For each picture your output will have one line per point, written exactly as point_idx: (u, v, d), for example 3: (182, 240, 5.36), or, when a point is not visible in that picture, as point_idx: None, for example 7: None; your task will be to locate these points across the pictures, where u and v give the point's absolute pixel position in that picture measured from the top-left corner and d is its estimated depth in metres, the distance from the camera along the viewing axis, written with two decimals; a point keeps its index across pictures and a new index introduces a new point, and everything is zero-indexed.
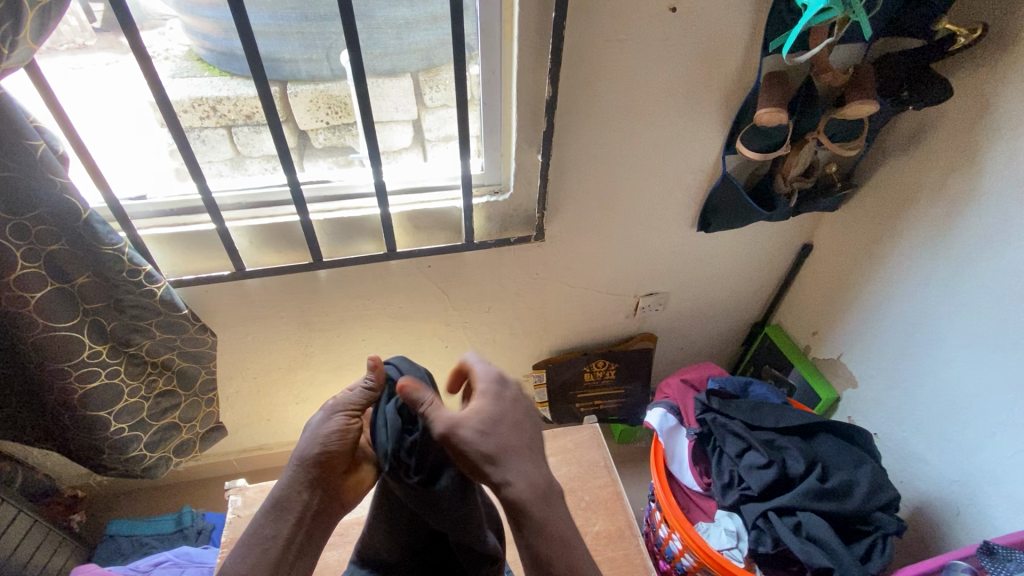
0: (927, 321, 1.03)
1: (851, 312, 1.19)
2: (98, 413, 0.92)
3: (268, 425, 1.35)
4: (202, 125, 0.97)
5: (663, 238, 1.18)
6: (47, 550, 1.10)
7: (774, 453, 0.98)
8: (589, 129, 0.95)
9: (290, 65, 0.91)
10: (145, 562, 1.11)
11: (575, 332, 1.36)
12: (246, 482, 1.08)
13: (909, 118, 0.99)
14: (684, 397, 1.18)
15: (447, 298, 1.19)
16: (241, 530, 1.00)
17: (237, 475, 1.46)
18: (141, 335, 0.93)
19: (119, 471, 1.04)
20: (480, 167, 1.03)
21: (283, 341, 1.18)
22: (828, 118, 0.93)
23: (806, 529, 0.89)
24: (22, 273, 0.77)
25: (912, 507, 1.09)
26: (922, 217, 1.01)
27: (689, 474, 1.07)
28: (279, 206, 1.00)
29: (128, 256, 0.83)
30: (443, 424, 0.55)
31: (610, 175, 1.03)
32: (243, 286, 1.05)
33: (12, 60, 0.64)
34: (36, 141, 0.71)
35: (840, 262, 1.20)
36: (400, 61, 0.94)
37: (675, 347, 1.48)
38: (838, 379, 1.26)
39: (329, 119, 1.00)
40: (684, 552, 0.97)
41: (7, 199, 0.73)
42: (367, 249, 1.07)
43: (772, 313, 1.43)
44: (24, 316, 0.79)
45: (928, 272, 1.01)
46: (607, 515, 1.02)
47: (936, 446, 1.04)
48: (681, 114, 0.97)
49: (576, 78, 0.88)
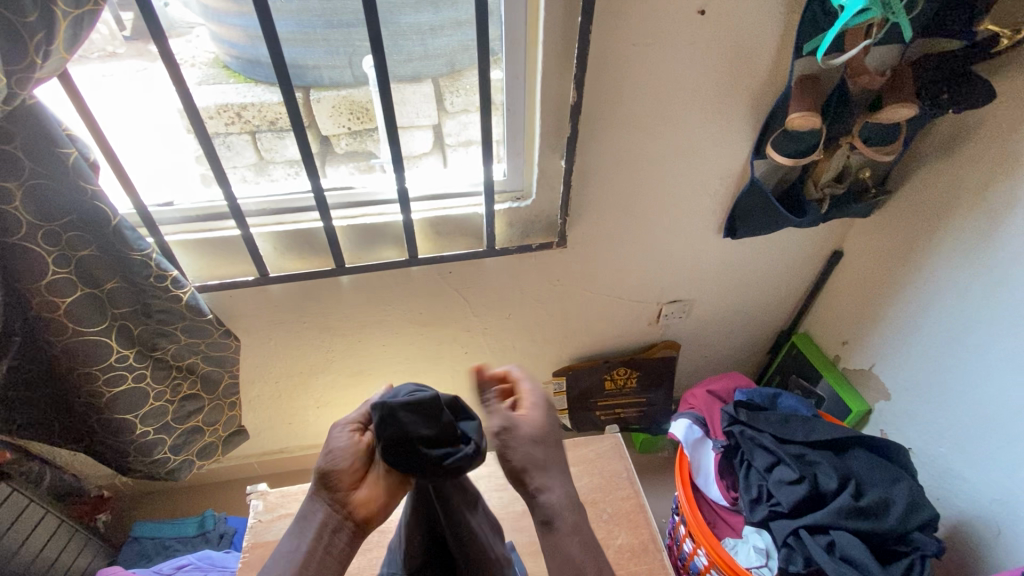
0: (969, 333, 0.98)
1: (884, 322, 1.15)
2: (124, 416, 0.93)
3: (289, 429, 1.36)
4: (227, 132, 0.98)
5: (688, 244, 1.16)
6: (74, 551, 1.12)
7: (805, 468, 0.95)
8: (613, 134, 0.94)
9: (313, 71, 0.92)
10: (168, 565, 1.11)
11: (596, 339, 1.34)
12: (268, 486, 1.08)
13: (949, 120, 0.96)
14: (710, 408, 1.16)
15: (467, 303, 1.18)
16: (263, 535, 1.00)
17: (258, 478, 1.47)
18: (167, 339, 0.93)
19: (144, 474, 1.05)
20: (503, 173, 1.02)
21: (304, 345, 1.18)
22: (863, 122, 0.91)
23: (839, 548, 0.85)
24: (53, 279, 0.78)
25: (950, 526, 1.05)
26: (962, 224, 0.97)
27: (715, 488, 1.04)
28: (303, 212, 1.01)
29: (155, 261, 0.84)
30: (501, 420, 0.62)
31: (634, 181, 1.01)
32: (266, 292, 1.06)
33: (46, 70, 0.65)
34: (68, 149, 0.73)
35: (874, 270, 1.16)
36: (423, 67, 0.94)
37: (698, 356, 1.45)
38: (870, 390, 1.22)
39: (351, 124, 1.01)
40: (708, 567, 0.95)
41: (40, 205, 0.74)
42: (389, 254, 1.07)
43: (799, 322, 1.39)
44: (55, 320, 0.81)
45: (968, 283, 0.97)
46: (629, 528, 0.99)
47: (976, 463, 1.00)
48: (708, 118, 0.95)
49: (602, 83, 0.87)
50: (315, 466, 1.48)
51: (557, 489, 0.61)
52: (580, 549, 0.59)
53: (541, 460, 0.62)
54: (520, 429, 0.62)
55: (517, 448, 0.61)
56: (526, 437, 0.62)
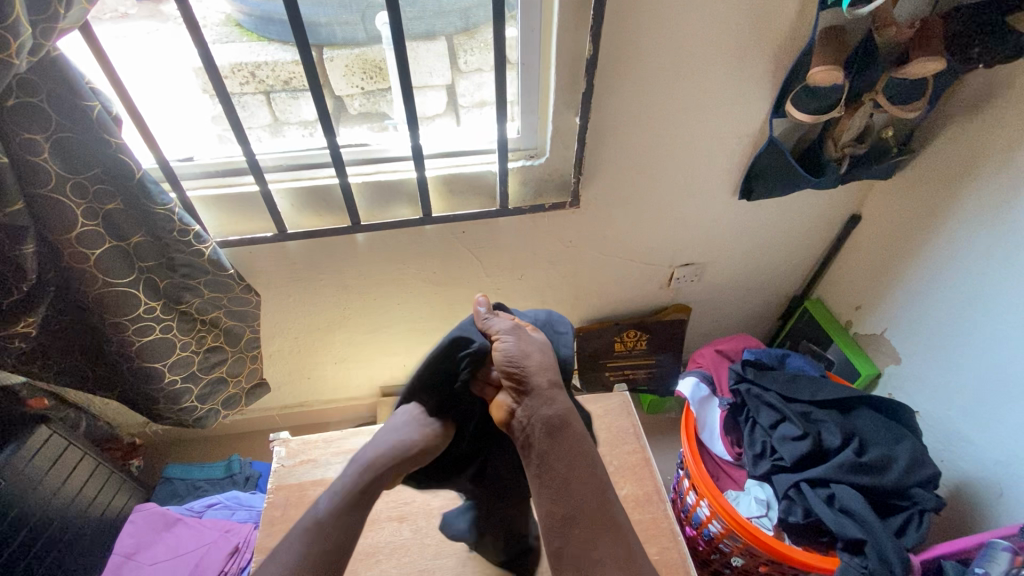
0: (984, 297, 0.98)
1: (900, 287, 1.15)
2: (153, 364, 0.97)
3: (309, 383, 1.41)
4: (242, 91, 0.98)
5: (703, 206, 1.15)
6: (111, 491, 1.19)
7: (810, 425, 0.97)
8: (628, 90, 0.92)
9: (326, 29, 0.92)
10: (199, 504, 1.19)
11: (608, 301, 1.35)
12: (290, 434, 1.12)
13: (977, 77, 0.92)
14: (718, 367, 1.17)
15: (480, 264, 1.20)
16: (286, 478, 1.05)
17: (280, 429, 1.53)
18: (191, 292, 0.97)
19: (173, 420, 1.11)
20: (517, 131, 1.02)
21: (321, 303, 1.22)
22: (888, 78, 0.89)
23: (839, 501, 0.88)
24: (83, 230, 0.81)
25: (951, 487, 1.07)
26: (985, 185, 0.95)
27: (720, 442, 1.06)
28: (320, 168, 1.02)
29: (178, 215, 0.86)
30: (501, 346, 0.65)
31: (651, 137, 1.00)
32: (284, 248, 1.09)
33: (68, 21, 0.65)
34: (92, 102, 0.74)
35: (891, 233, 1.15)
36: (437, 23, 0.93)
37: (708, 320, 1.46)
38: (880, 354, 1.22)
39: (364, 84, 1.00)
40: (711, 518, 0.97)
41: (68, 159, 0.77)
42: (403, 213, 1.08)
43: (813, 287, 1.39)
44: (85, 271, 0.84)
45: (989, 245, 0.96)
46: (635, 480, 1.02)
47: (981, 426, 1.01)
48: (725, 75, 0.93)
49: (620, 36, 0.85)
50: (335, 420, 1.54)
51: (558, 399, 0.66)
52: (581, 462, 0.66)
53: (541, 368, 0.66)
54: (506, 349, 0.65)
55: (521, 361, 0.65)
56: (513, 358, 0.64)
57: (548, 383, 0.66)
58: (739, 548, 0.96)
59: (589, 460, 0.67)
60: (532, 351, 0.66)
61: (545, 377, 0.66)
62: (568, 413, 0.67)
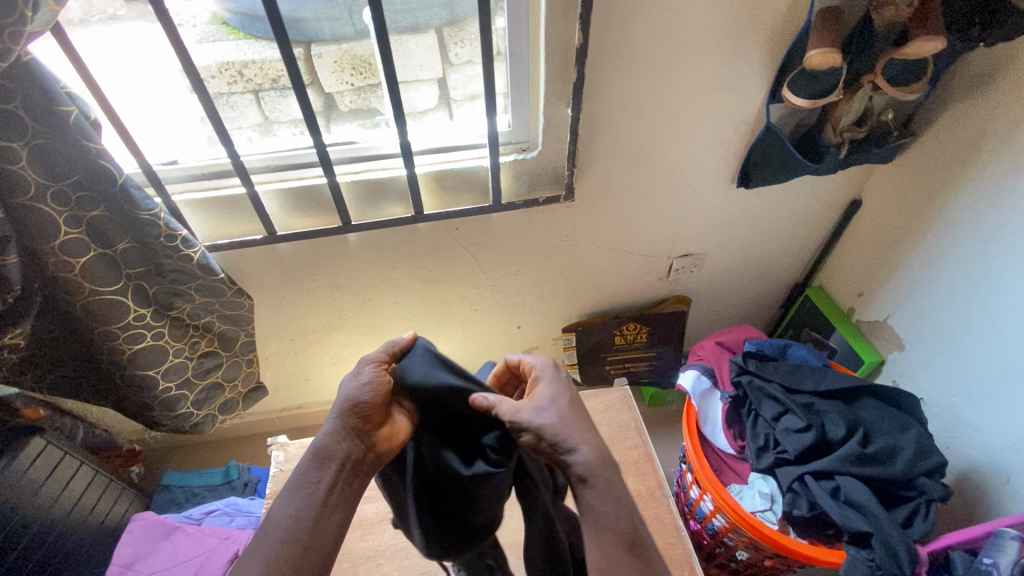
0: (989, 281, 0.96)
1: (903, 272, 1.13)
2: (147, 372, 0.96)
3: (307, 385, 1.40)
4: (229, 91, 0.95)
5: (699, 196, 1.13)
6: (111, 499, 1.18)
7: (813, 417, 0.96)
8: (620, 79, 0.90)
9: (312, 25, 0.90)
10: (197, 511, 1.18)
11: (606, 294, 1.33)
12: (287, 438, 1.11)
13: (978, 56, 0.90)
14: (720, 360, 1.15)
15: (474, 261, 1.18)
16: (284, 483, 1.04)
17: (279, 432, 1.53)
18: (182, 299, 0.96)
19: (170, 427, 1.09)
20: (508, 124, 0.99)
21: (315, 305, 1.20)
22: (887, 58, 0.86)
23: (844, 493, 0.87)
24: (66, 239, 0.79)
25: (958, 473, 1.05)
26: (989, 167, 0.93)
27: (722, 436, 1.05)
28: (307, 168, 1.00)
29: (163, 220, 0.85)
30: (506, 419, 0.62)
31: (645, 127, 0.98)
32: (275, 250, 1.07)
33: (37, 23, 0.63)
34: (69, 107, 0.72)
35: (893, 218, 1.13)
36: (424, 16, 0.91)
37: (709, 311, 1.44)
38: (883, 341, 1.20)
39: (354, 80, 0.97)
40: (715, 513, 0.96)
41: (48, 165, 0.75)
42: (395, 212, 1.07)
43: (815, 274, 1.37)
44: (71, 280, 0.83)
45: (993, 228, 0.94)
46: (637, 475, 1.01)
47: (987, 413, 0.99)
48: (721, 61, 0.91)
49: (610, 24, 0.83)
50: None
51: (583, 449, 0.60)
52: (612, 504, 0.59)
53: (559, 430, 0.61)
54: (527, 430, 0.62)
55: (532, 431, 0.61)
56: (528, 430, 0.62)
57: (569, 444, 0.60)
58: (744, 542, 0.95)
59: (622, 499, 0.60)
60: (544, 418, 0.62)
61: (564, 437, 0.60)
62: (597, 463, 0.60)
